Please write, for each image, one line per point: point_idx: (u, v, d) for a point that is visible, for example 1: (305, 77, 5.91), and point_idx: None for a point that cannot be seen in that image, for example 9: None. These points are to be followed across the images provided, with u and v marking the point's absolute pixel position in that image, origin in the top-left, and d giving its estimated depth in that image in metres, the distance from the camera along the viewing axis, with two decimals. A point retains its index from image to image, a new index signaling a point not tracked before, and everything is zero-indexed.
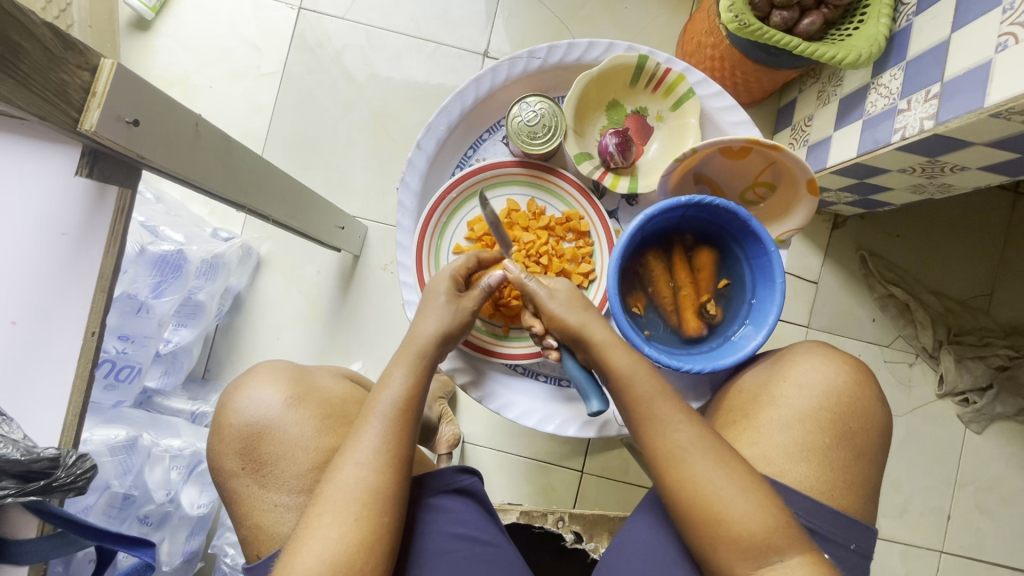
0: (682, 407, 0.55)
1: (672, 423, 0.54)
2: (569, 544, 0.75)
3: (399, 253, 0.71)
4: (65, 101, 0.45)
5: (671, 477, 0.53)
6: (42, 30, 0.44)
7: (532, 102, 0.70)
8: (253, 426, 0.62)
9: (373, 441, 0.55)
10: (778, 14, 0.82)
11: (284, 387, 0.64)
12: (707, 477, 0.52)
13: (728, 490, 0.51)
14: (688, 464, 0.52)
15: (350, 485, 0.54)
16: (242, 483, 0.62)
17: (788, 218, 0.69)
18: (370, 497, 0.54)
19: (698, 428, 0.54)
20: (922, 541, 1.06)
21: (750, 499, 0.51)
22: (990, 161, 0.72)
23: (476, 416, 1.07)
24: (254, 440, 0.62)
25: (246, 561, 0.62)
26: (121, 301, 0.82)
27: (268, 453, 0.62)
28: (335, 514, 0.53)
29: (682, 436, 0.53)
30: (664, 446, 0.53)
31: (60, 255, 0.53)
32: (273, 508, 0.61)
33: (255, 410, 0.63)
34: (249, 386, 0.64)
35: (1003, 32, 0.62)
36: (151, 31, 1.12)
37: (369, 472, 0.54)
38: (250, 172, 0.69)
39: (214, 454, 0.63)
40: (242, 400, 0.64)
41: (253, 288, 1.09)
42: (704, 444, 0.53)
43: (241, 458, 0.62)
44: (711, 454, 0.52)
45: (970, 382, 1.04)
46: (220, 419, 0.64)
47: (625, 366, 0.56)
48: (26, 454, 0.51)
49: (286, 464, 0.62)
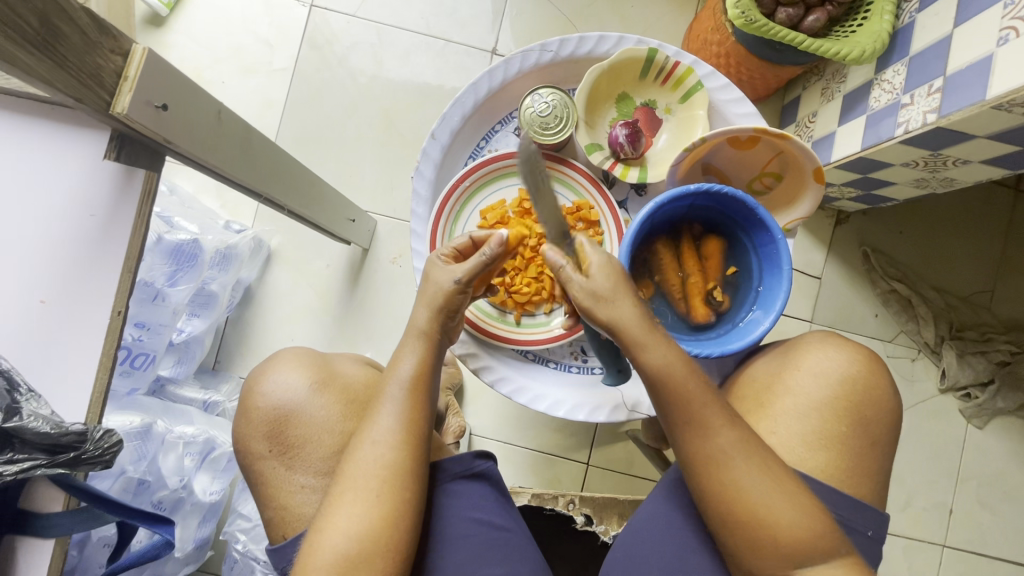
0: (725, 411, 0.53)
1: (714, 428, 0.52)
2: (580, 527, 0.77)
3: (413, 240, 0.72)
4: (99, 85, 0.46)
5: (711, 481, 0.52)
6: (78, 14, 0.45)
7: (544, 94, 0.72)
8: (279, 410, 0.64)
9: (390, 420, 0.57)
10: (784, 10, 0.84)
11: (309, 372, 0.66)
12: (749, 482, 0.51)
13: (769, 494, 0.51)
14: (731, 470, 0.52)
15: (370, 462, 0.55)
16: (268, 465, 0.64)
17: (794, 207, 0.70)
18: (390, 473, 0.55)
19: (739, 432, 0.52)
20: (925, 535, 1.07)
21: (789, 500, 0.51)
22: (991, 155, 0.73)
23: (483, 408, 1.08)
24: (281, 423, 0.64)
25: (271, 543, 0.64)
26: (139, 288, 0.83)
27: (294, 436, 0.64)
28: (356, 491, 0.54)
29: (723, 441, 0.52)
30: (705, 450, 0.52)
31: (88, 237, 0.55)
32: (300, 489, 0.63)
33: (281, 395, 0.65)
34: (274, 370, 0.66)
35: (1004, 26, 0.63)
36: (164, 27, 1.14)
37: (387, 449, 0.56)
38: (268, 161, 0.71)
39: (242, 437, 0.65)
40: (267, 384, 0.65)
41: (263, 281, 1.11)
42: (746, 450, 0.52)
43: (268, 440, 0.64)
44: (754, 458, 0.52)
45: (972, 376, 1.06)
46: (246, 402, 0.65)
47: (659, 366, 0.52)
48: (55, 428, 0.53)
49: (312, 447, 0.64)
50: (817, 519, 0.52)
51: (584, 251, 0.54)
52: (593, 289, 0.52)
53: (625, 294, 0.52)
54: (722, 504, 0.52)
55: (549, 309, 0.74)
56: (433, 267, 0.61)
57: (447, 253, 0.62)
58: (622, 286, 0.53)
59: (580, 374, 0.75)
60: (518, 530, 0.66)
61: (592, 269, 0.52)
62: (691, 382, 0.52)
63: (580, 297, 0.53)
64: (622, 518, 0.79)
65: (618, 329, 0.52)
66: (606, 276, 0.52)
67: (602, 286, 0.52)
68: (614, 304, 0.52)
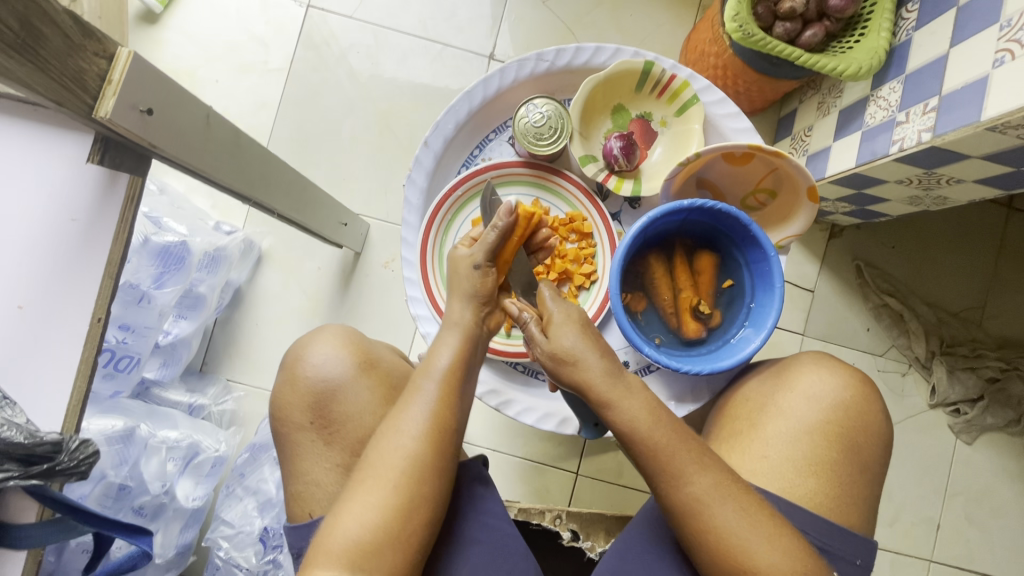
0: (698, 455, 0.52)
1: (685, 475, 0.51)
2: (566, 543, 0.76)
3: (404, 249, 0.72)
4: (81, 88, 0.45)
5: (699, 529, 0.52)
6: (61, 18, 0.45)
7: (538, 104, 0.71)
8: (325, 385, 0.64)
9: (419, 414, 0.55)
10: (781, 25, 0.84)
11: (355, 352, 0.66)
12: (730, 528, 0.51)
13: (750, 536, 0.51)
14: (711, 515, 0.51)
15: (393, 453, 0.54)
16: (307, 437, 0.64)
17: (787, 224, 0.70)
18: (413, 467, 0.54)
19: (713, 475, 0.52)
20: (912, 550, 1.07)
21: (766, 537, 0.51)
22: (986, 175, 0.73)
23: (474, 416, 1.07)
24: (327, 398, 0.64)
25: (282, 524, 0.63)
26: (124, 291, 0.82)
27: (338, 413, 0.64)
28: (377, 480, 0.53)
29: (699, 487, 0.51)
30: (681, 499, 0.52)
31: (71, 240, 0.54)
32: (331, 468, 0.63)
33: (328, 369, 0.64)
34: (325, 343, 0.66)
35: (1001, 48, 0.63)
36: (158, 24, 1.13)
37: (410, 440, 0.54)
38: (258, 167, 0.70)
39: (285, 403, 0.65)
40: (318, 356, 0.65)
41: (253, 282, 1.09)
42: (721, 492, 0.51)
43: (311, 413, 0.64)
44: (732, 501, 0.51)
45: (961, 393, 1.06)
46: (293, 371, 0.65)
47: (631, 418, 0.52)
48: (30, 437, 0.53)
49: (352, 426, 0.63)
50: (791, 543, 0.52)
51: (543, 306, 0.57)
52: (554, 350, 0.54)
53: (589, 351, 0.54)
54: (708, 549, 0.52)
55: None
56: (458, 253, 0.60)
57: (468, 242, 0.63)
58: (584, 343, 0.54)
59: None
60: (520, 537, 0.65)
61: (551, 329, 0.55)
62: (661, 434, 0.52)
63: (545, 359, 0.55)
64: (607, 535, 0.80)
65: (584, 386, 0.53)
66: (565, 333, 0.54)
67: (563, 346, 0.54)
68: (574, 364, 0.54)
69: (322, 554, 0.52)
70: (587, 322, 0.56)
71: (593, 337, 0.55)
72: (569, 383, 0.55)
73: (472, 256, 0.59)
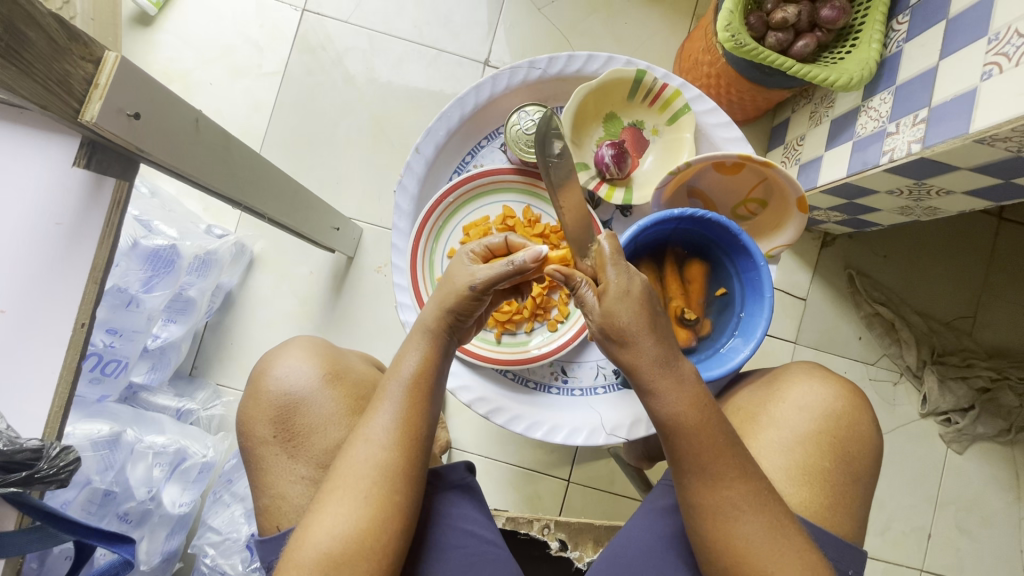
0: (739, 463, 0.51)
1: (722, 479, 0.50)
2: (554, 553, 0.78)
3: (394, 255, 0.71)
4: (67, 92, 0.45)
5: (718, 533, 0.51)
6: (47, 20, 0.44)
7: (531, 111, 0.71)
8: (289, 397, 0.64)
9: (387, 418, 0.55)
10: (773, 35, 0.85)
11: (321, 362, 0.66)
12: (750, 536, 0.50)
13: (772, 554, 0.50)
14: (738, 523, 0.50)
15: (362, 461, 0.54)
16: (271, 451, 0.63)
17: (778, 233, 0.70)
18: (382, 474, 0.54)
19: (749, 483, 0.51)
20: (903, 558, 1.07)
21: (798, 555, 0.50)
22: (977, 186, 0.73)
23: (466, 421, 1.06)
24: (290, 410, 0.63)
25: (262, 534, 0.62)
26: (111, 294, 0.81)
27: (301, 425, 0.63)
28: (346, 490, 0.53)
29: (733, 493, 0.50)
30: (713, 500, 0.51)
31: (55, 245, 0.54)
32: (297, 481, 0.62)
33: (293, 382, 0.64)
34: (286, 357, 0.65)
35: (988, 61, 0.64)
36: (151, 26, 1.13)
37: (380, 448, 0.54)
38: (248, 172, 0.70)
39: (249, 419, 0.64)
40: (280, 369, 0.65)
41: (244, 286, 1.09)
42: (755, 501, 0.50)
43: (274, 425, 0.63)
44: (762, 514, 0.50)
45: (952, 402, 1.06)
46: (255, 385, 0.65)
47: (667, 414, 0.51)
48: (9, 444, 0.53)
49: (316, 438, 0.63)
50: (802, 545, 0.51)
51: (603, 270, 0.51)
52: (608, 324, 0.50)
53: (643, 333, 0.50)
54: (720, 550, 0.51)
55: (530, 329, 0.73)
56: (458, 268, 0.59)
57: (479, 251, 0.61)
58: (640, 323, 0.50)
59: (559, 395, 0.74)
60: (500, 545, 0.64)
61: (605, 301, 0.50)
62: (705, 433, 0.51)
63: (595, 328, 0.52)
64: (596, 544, 0.79)
65: (631, 367, 0.51)
66: (622, 310, 0.50)
67: (620, 323, 0.50)
68: (627, 344, 0.50)
69: (293, 568, 0.51)
70: (648, 307, 0.50)
71: (653, 318, 0.50)
72: (617, 361, 0.52)
73: (473, 277, 0.56)
